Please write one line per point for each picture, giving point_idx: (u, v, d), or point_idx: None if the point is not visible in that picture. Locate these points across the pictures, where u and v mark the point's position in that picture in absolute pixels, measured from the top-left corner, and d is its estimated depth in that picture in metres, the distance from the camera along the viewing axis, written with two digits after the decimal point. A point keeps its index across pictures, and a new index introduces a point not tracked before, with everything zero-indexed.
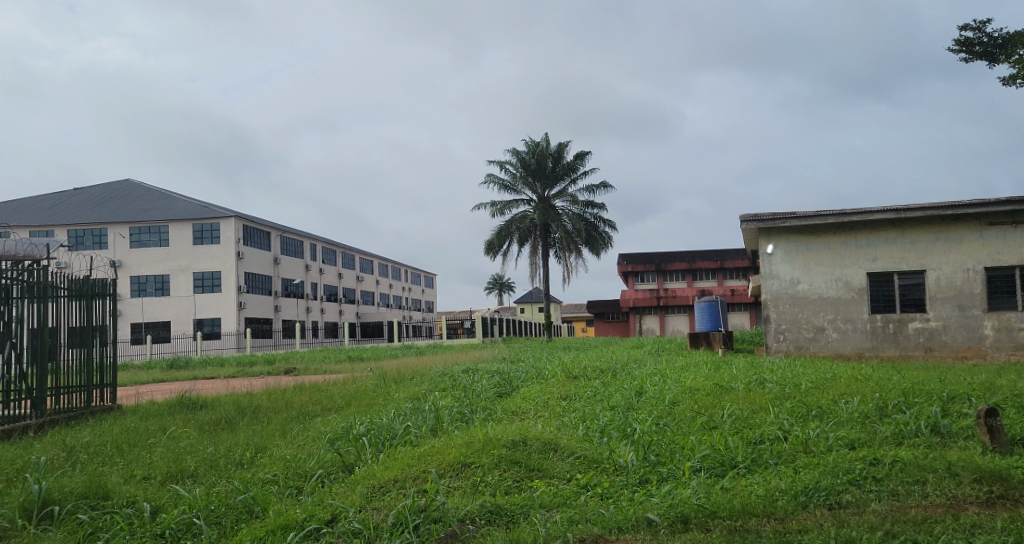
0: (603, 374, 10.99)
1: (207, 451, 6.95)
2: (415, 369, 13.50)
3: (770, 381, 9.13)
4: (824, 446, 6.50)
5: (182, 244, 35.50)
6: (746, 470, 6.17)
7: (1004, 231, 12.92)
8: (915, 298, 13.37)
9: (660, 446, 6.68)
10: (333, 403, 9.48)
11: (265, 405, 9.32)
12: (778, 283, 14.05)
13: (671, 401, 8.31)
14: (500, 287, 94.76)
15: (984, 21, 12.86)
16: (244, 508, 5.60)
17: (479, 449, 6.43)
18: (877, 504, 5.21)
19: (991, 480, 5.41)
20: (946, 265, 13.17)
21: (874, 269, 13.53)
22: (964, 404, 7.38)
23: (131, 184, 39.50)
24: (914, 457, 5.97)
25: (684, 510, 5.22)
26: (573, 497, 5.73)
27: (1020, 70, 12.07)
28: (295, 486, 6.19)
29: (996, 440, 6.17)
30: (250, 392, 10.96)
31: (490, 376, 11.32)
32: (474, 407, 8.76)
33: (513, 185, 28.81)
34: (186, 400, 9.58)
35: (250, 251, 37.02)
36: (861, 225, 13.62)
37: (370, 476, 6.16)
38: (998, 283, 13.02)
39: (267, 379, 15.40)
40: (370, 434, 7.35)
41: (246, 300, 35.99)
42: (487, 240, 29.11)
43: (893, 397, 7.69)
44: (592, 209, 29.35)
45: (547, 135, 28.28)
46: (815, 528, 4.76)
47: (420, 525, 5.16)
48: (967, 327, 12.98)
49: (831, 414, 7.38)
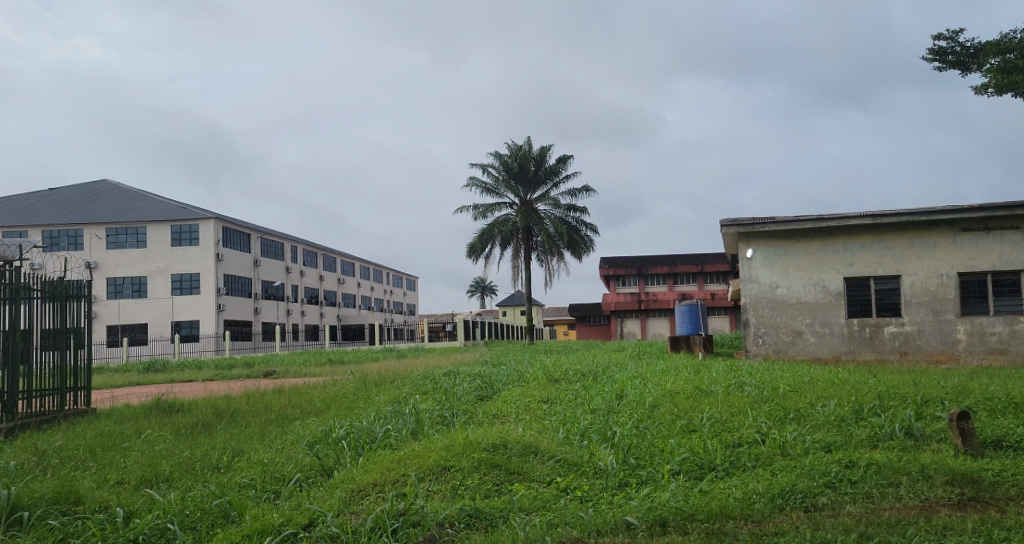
0: (584, 378, 11.01)
1: (183, 455, 6.88)
2: (395, 373, 13.41)
3: (749, 384, 9.19)
4: (801, 449, 6.58)
5: (160, 244, 35.11)
6: (724, 473, 6.22)
7: (976, 237, 13.14)
8: (891, 303, 13.55)
9: (639, 449, 6.71)
10: (312, 406, 9.40)
11: (243, 408, 9.23)
12: (757, 287, 14.16)
13: (651, 405, 8.34)
14: (482, 290, 94.48)
15: (957, 31, 13.07)
16: (220, 513, 5.55)
17: (459, 453, 6.42)
18: (852, 507, 5.27)
19: (962, 482, 5.50)
20: (920, 270, 13.37)
21: (850, 274, 13.71)
22: (937, 408, 7.49)
23: (107, 184, 39.03)
24: (889, 459, 6.05)
25: (663, 513, 5.25)
26: (553, 500, 5.74)
27: (992, 79, 12.26)
28: (273, 490, 6.14)
29: (968, 443, 6.27)
30: (229, 395, 10.87)
31: (471, 380, 11.28)
32: (454, 410, 8.75)
33: (495, 189, 28.81)
34: (163, 403, 9.46)
35: (230, 253, 36.69)
36: (838, 230, 13.80)
37: (348, 481, 6.12)
38: (970, 288, 13.23)
39: (247, 381, 15.33)
40: (349, 437, 7.32)
41: (225, 302, 35.62)
42: (470, 243, 29.06)
43: (868, 400, 7.80)
44: (574, 213, 29.47)
45: (529, 139, 28.34)
46: (791, 530, 4.82)
47: (398, 529, 5.14)
48: (940, 331, 13.16)
49: (808, 417, 7.46)
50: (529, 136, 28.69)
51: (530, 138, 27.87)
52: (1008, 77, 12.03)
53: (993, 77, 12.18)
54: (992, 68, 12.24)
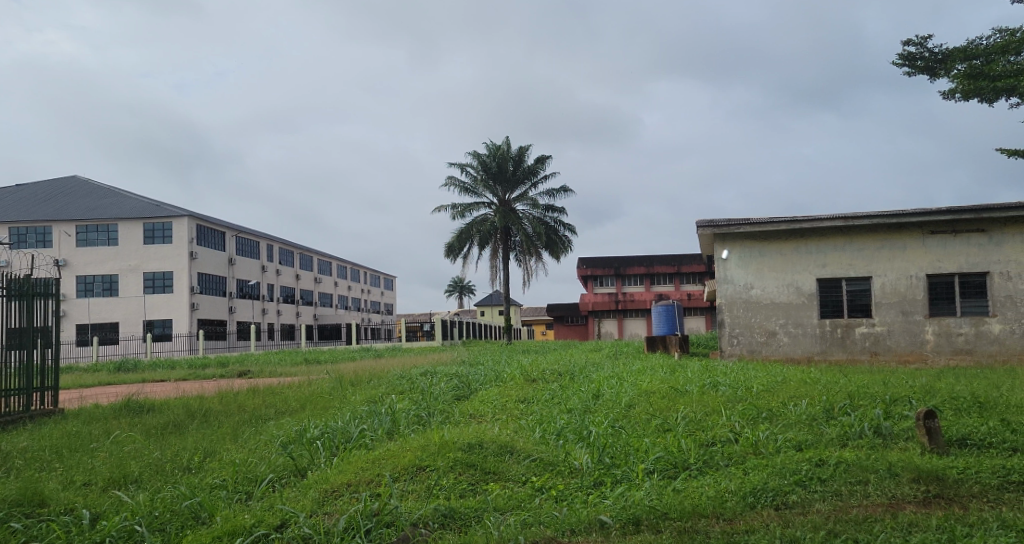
0: (560, 378, 11.03)
1: (153, 455, 6.79)
2: (372, 373, 13.26)
3: (723, 384, 9.27)
4: (773, 447, 6.66)
5: (131, 242, 34.59)
6: (698, 472, 6.28)
7: (945, 239, 13.40)
8: (862, 304, 13.76)
9: (614, 448, 6.76)
10: (287, 406, 9.31)
11: (216, 408, 9.13)
12: (733, 288, 14.29)
13: (627, 404, 8.39)
14: (460, 290, 94.22)
15: (926, 37, 13.22)
16: (190, 514, 5.48)
17: (434, 452, 6.41)
18: (821, 504, 5.35)
19: (927, 479, 5.60)
20: (891, 272, 13.59)
21: (823, 275, 13.90)
22: (904, 406, 7.63)
23: (78, 180, 38.33)
24: (857, 458, 6.14)
25: (636, 512, 5.29)
26: (528, 499, 5.75)
27: (960, 84, 12.41)
28: (245, 491, 6.08)
29: (933, 441, 6.39)
30: (202, 395, 10.73)
31: (448, 380, 11.19)
32: (431, 410, 8.72)
33: (473, 188, 28.78)
34: (133, 404, 9.29)
35: (204, 252, 36.20)
36: (811, 232, 13.98)
37: (323, 481, 6.08)
38: (938, 290, 13.48)
39: (220, 380, 15.12)
40: (324, 437, 7.28)
41: (199, 300, 35.14)
42: (448, 242, 28.96)
43: (839, 399, 7.91)
44: (552, 213, 29.54)
45: (508, 139, 28.35)
46: (761, 528, 4.87)
47: (372, 530, 5.12)
48: (909, 331, 13.40)
49: (780, 416, 7.55)
50: (508, 136, 28.68)
51: (508, 137, 27.88)
52: (975, 82, 12.24)
53: (961, 82, 12.34)
54: (961, 74, 12.39)
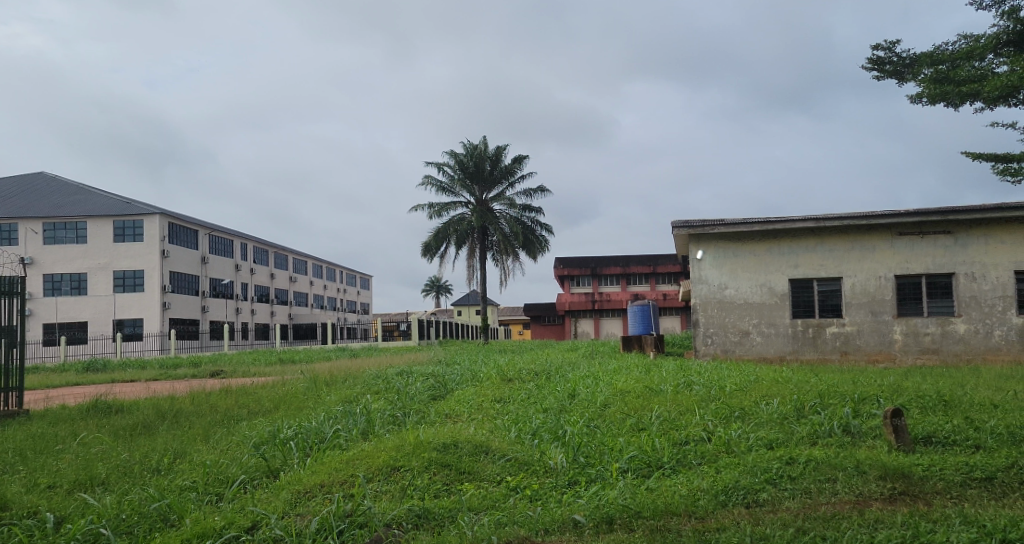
0: (537, 377, 11.07)
1: (121, 457, 6.68)
2: (347, 373, 13.14)
3: (697, 383, 9.38)
4: (744, 446, 6.73)
5: (101, 240, 33.98)
6: (671, 471, 6.33)
7: (913, 241, 13.63)
8: (832, 304, 13.98)
9: (589, 447, 6.79)
10: (259, 407, 9.22)
11: (187, 408, 9.01)
12: (707, 288, 14.43)
13: (603, 404, 8.44)
14: (437, 290, 93.89)
15: (895, 42, 13.36)
16: (159, 516, 5.41)
17: (409, 453, 6.38)
18: (790, 502, 5.42)
19: (894, 476, 5.70)
20: (860, 273, 13.82)
21: (795, 276, 14.08)
22: (872, 405, 7.77)
23: (45, 177, 37.58)
24: (827, 456, 6.23)
25: (610, 511, 5.31)
26: (502, 499, 5.75)
27: (926, 88, 12.22)
28: (215, 492, 6.01)
29: (900, 439, 6.51)
30: (173, 395, 10.59)
31: (424, 380, 11.14)
32: (406, 410, 8.69)
33: (450, 188, 28.70)
34: (101, 404, 9.15)
35: (176, 250, 35.68)
36: (784, 233, 14.16)
37: (295, 482, 6.02)
38: (906, 290, 13.73)
39: (192, 381, 14.91)
40: (298, 438, 7.22)
41: (170, 300, 34.63)
42: (425, 242, 28.85)
43: (809, 398, 8.02)
44: (529, 213, 29.57)
45: (485, 138, 28.34)
46: (732, 526, 4.92)
47: (345, 530, 5.10)
48: (878, 331, 13.63)
49: (752, 415, 7.64)
50: (485, 136, 28.66)
51: (485, 137, 27.87)
52: (940, 87, 12.06)
53: (927, 87, 12.16)
54: (927, 78, 12.21)
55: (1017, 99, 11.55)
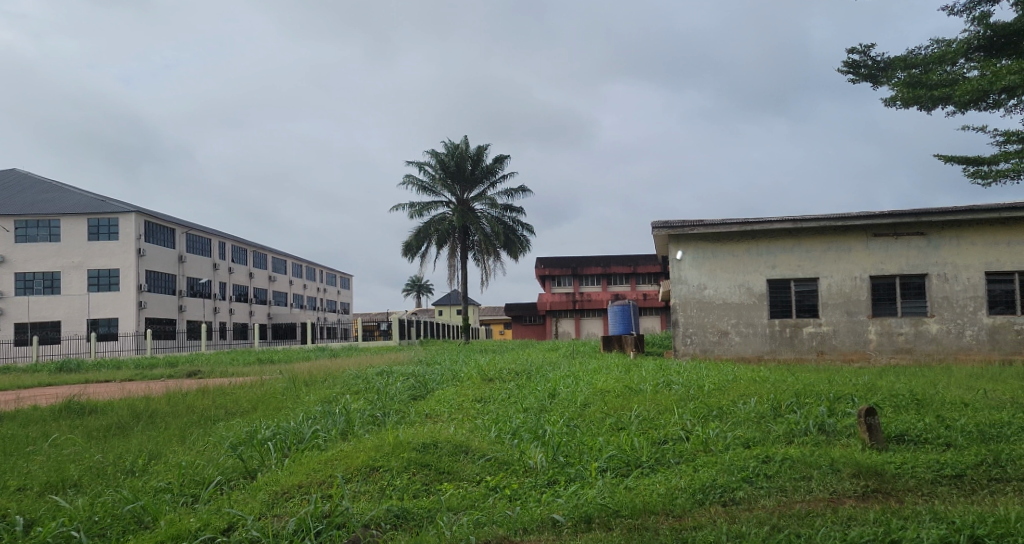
0: (517, 377, 11.08)
1: (94, 458, 6.60)
2: (326, 373, 13.05)
3: (676, 382, 9.47)
4: (722, 445, 6.78)
5: (74, 239, 33.47)
6: (649, 470, 6.36)
7: (887, 242, 13.83)
8: (809, 304, 14.14)
9: (569, 446, 6.81)
10: (237, 407, 9.14)
11: (163, 409, 8.91)
12: (686, 288, 14.53)
13: (583, 402, 8.48)
14: (418, 289, 93.58)
15: (871, 45, 13.45)
16: (132, 519, 5.34)
17: (388, 453, 6.36)
18: (766, 500, 5.48)
19: (867, 474, 5.78)
20: (836, 273, 13.99)
21: (773, 276, 14.22)
22: (847, 404, 7.86)
23: (17, 174, 36.97)
24: (802, 454, 6.31)
25: (588, 510, 5.33)
26: (481, 499, 5.75)
27: (900, 92, 12.40)
28: (191, 494, 5.95)
29: (874, 438, 6.61)
30: (149, 395, 10.47)
31: (404, 380, 11.10)
32: (386, 410, 8.65)
33: (431, 188, 28.60)
34: (75, 404, 9.03)
35: (152, 249, 35.24)
36: (762, 234, 14.31)
37: (273, 483, 5.97)
38: (881, 291, 13.91)
39: (169, 381, 14.75)
40: (276, 438, 7.16)
41: (146, 299, 34.19)
42: (406, 241, 28.72)
43: (785, 397, 8.10)
44: (510, 213, 29.58)
45: (466, 138, 28.28)
46: (708, 524, 4.97)
47: (322, 531, 5.08)
48: (854, 331, 13.81)
49: (729, 415, 7.70)
50: (466, 135, 28.60)
51: (466, 136, 27.82)
52: (913, 91, 12.22)
53: (901, 91, 12.33)
54: (901, 82, 12.37)
55: (988, 102, 11.66)
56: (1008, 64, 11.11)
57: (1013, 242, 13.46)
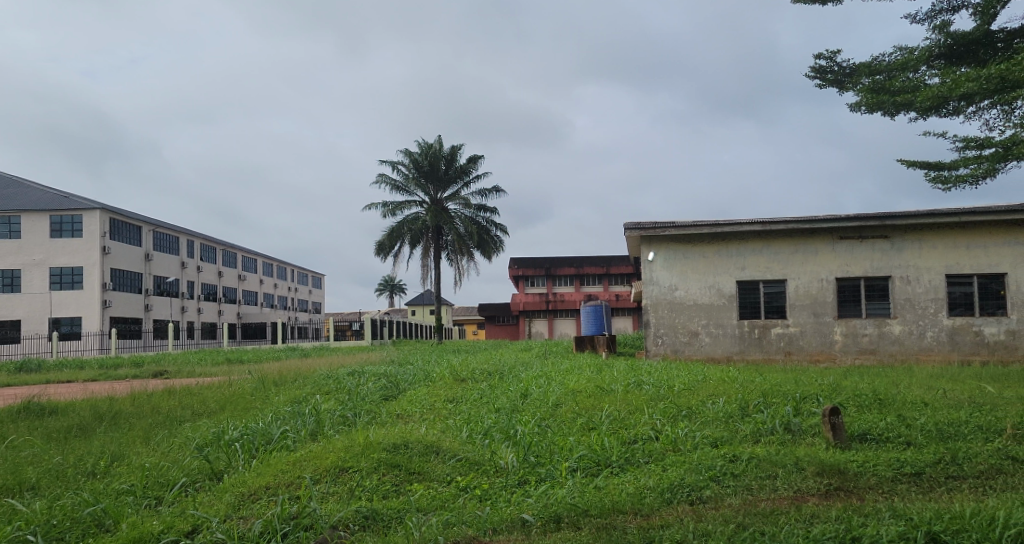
0: (490, 377, 11.06)
1: (54, 461, 6.45)
2: (297, 373, 12.90)
3: (647, 382, 9.55)
4: (691, 445, 6.85)
5: (36, 236, 32.76)
6: (619, 469, 6.40)
7: (852, 245, 14.10)
8: (777, 305, 14.34)
9: (539, 446, 6.82)
10: (204, 407, 8.99)
11: (127, 410, 8.72)
12: (657, 289, 14.66)
13: (554, 402, 8.50)
14: (392, 289, 93.05)
15: (836, 52, 13.64)
16: (93, 522, 5.23)
17: (358, 453, 6.32)
18: (732, 499, 5.54)
19: (830, 473, 5.89)
20: (803, 275, 14.21)
21: (742, 278, 14.41)
22: (813, 404, 7.99)
23: None
24: (768, 453, 6.41)
25: (558, 510, 5.36)
26: (451, 499, 5.73)
27: (864, 98, 12.59)
28: (155, 496, 5.85)
29: (837, 436, 6.73)
30: (113, 396, 10.25)
31: (376, 380, 11.04)
32: (357, 410, 8.61)
33: (404, 187, 28.45)
34: (35, 405, 8.83)
35: (118, 247, 34.58)
36: (732, 236, 14.48)
37: (239, 484, 5.91)
38: (846, 293, 14.16)
39: (133, 381, 14.47)
40: (243, 439, 7.05)
41: (111, 298, 33.53)
42: (378, 240, 28.51)
43: (753, 397, 8.20)
44: (484, 213, 29.57)
45: (440, 137, 28.19)
46: (675, 523, 5.02)
47: (289, 533, 5.03)
48: (820, 332, 14.04)
49: (698, 414, 7.78)
50: (440, 135, 28.51)
51: (440, 136, 27.74)
52: (876, 97, 12.41)
53: (865, 96, 12.51)
54: (866, 88, 12.55)
55: (948, 109, 11.93)
56: (967, 72, 11.36)
57: (973, 245, 13.79)
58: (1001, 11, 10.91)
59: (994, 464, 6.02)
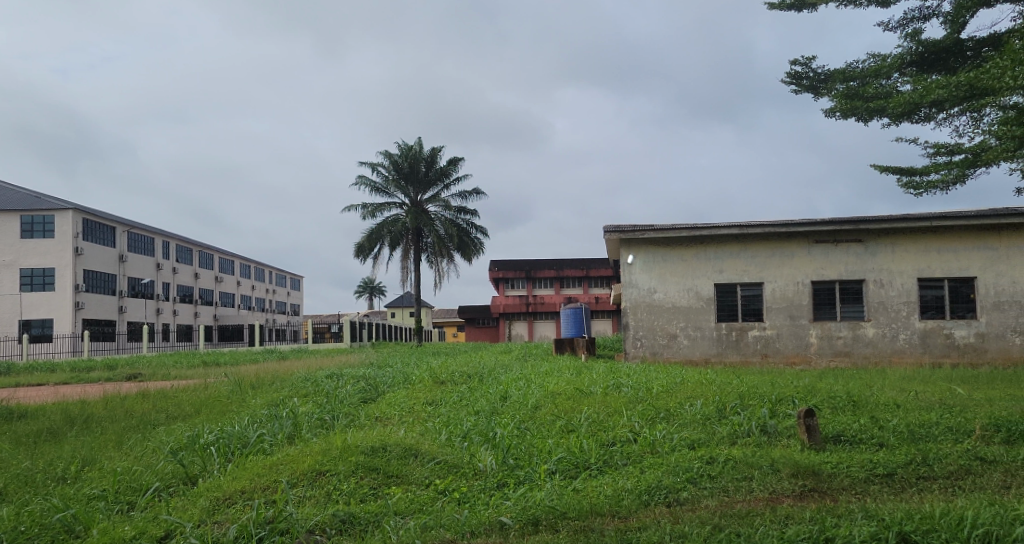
0: (469, 379, 11.05)
1: (23, 466, 6.33)
2: (274, 375, 12.77)
3: (625, 384, 9.58)
4: (668, 446, 6.89)
5: (6, 236, 32.16)
6: (597, 471, 6.42)
7: (827, 248, 14.27)
8: (754, 308, 14.47)
9: (519, 449, 6.82)
10: (179, 411, 8.87)
11: (100, 413, 8.58)
12: (636, 291, 14.73)
13: (533, 405, 8.50)
14: (371, 290, 92.55)
15: (811, 58, 13.82)
16: (62, 528, 5.14)
17: (336, 457, 6.29)
18: (708, 500, 5.59)
19: (805, 474, 5.96)
20: (780, 278, 14.36)
21: (720, 280, 14.53)
22: (788, 406, 8.08)
23: None
24: (744, 455, 6.45)
25: (536, 512, 5.36)
26: (430, 503, 5.70)
27: (839, 104, 12.77)
28: (127, 501, 5.77)
29: (812, 438, 6.82)
30: (85, 399, 10.08)
31: (355, 382, 11.00)
32: (335, 412, 8.56)
33: (385, 189, 28.32)
34: (3, 409, 8.65)
35: (91, 247, 34.05)
36: (710, 239, 14.59)
37: (214, 488, 5.84)
38: (822, 296, 14.33)
39: (106, 384, 14.28)
40: (218, 443, 6.98)
41: (84, 299, 32.97)
42: (358, 242, 28.34)
43: (730, 399, 8.27)
44: (464, 215, 29.53)
45: (420, 139, 28.11)
46: (652, 525, 5.04)
47: (264, 538, 4.98)
48: (796, 334, 14.20)
49: (676, 416, 7.84)
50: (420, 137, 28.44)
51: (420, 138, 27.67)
52: (851, 102, 12.61)
53: (840, 102, 12.70)
54: (840, 94, 12.74)
55: (920, 115, 12.13)
56: (937, 78, 11.56)
57: (944, 249, 14.03)
58: (970, 20, 11.12)
59: (963, 465, 6.13)
